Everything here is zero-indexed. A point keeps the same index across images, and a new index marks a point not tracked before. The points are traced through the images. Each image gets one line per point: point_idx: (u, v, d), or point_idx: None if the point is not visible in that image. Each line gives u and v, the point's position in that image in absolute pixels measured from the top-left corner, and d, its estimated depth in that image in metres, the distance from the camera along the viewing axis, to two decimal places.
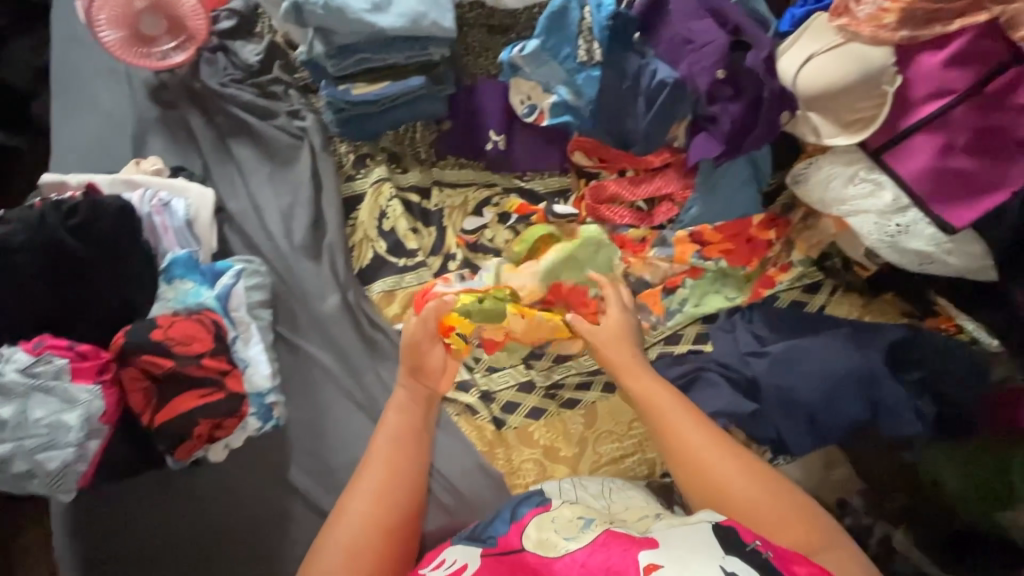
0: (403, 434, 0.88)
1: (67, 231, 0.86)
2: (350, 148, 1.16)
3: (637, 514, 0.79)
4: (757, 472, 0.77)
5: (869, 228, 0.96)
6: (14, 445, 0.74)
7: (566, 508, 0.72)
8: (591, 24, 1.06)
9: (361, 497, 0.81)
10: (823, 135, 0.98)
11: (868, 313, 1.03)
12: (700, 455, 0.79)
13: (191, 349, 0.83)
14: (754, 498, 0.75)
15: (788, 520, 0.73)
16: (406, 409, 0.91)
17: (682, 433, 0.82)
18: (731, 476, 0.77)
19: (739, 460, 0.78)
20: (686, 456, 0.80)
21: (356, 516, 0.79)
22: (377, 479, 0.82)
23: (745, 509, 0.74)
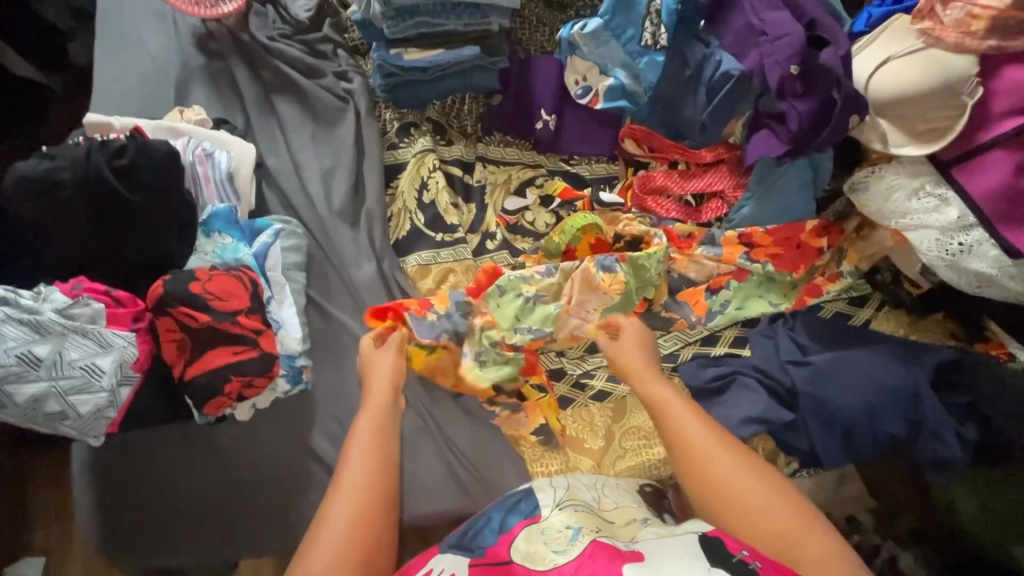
0: (379, 435, 0.82)
1: (112, 171, 0.84)
2: (395, 115, 1.13)
3: (624, 517, 0.76)
4: (753, 467, 0.74)
5: (928, 244, 0.91)
6: (49, 385, 0.73)
7: (556, 518, 0.72)
8: (659, 6, 1.00)
9: (344, 496, 0.74)
10: (891, 143, 0.94)
11: (914, 332, 0.99)
12: (696, 448, 0.77)
13: (227, 306, 0.81)
14: (748, 492, 0.72)
15: (774, 510, 0.70)
16: (385, 410, 0.86)
17: (680, 427, 0.80)
18: (725, 471, 0.74)
19: (736, 456, 0.75)
20: (681, 449, 0.78)
21: (340, 516, 0.72)
22: (358, 476, 0.76)
23: (737, 504, 0.71)
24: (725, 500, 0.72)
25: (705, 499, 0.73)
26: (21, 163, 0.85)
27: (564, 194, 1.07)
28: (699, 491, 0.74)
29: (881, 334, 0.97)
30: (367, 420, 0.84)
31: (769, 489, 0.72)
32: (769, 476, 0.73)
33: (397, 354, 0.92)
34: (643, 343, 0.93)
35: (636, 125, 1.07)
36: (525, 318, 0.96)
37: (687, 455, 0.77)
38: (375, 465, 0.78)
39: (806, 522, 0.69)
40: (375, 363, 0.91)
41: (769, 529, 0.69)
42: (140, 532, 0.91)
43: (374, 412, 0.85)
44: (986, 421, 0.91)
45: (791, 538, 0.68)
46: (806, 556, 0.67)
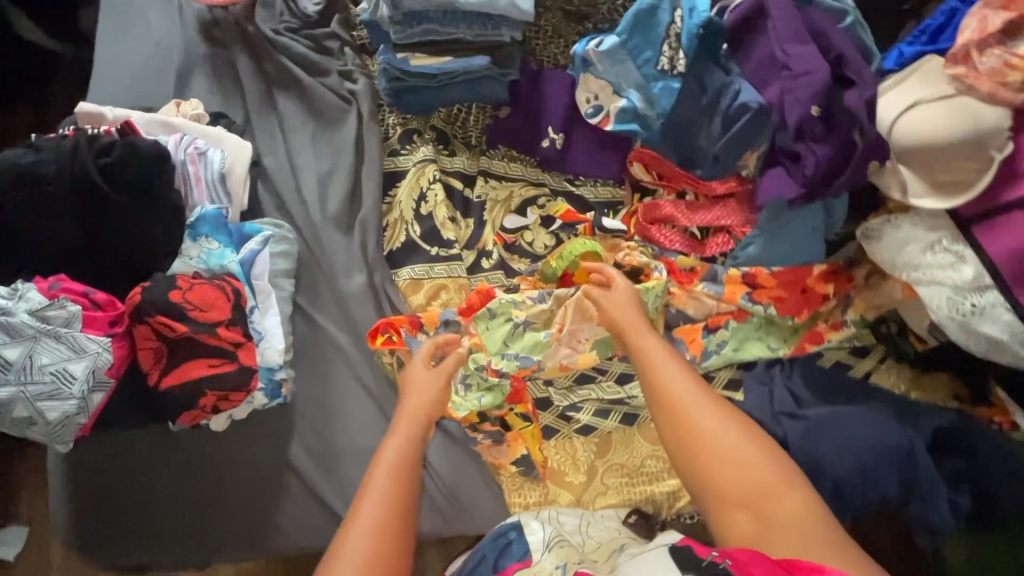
0: (402, 473, 0.76)
1: (96, 168, 0.82)
2: (399, 120, 1.09)
3: (606, 553, 0.80)
4: (737, 426, 0.75)
5: (939, 301, 0.87)
6: (17, 390, 0.72)
7: (546, 560, 0.75)
8: (680, 29, 0.96)
9: (359, 532, 0.70)
10: (910, 192, 0.90)
11: (917, 390, 0.95)
12: (683, 407, 0.77)
13: (207, 317, 0.79)
14: (730, 449, 0.73)
15: (756, 466, 0.72)
16: (416, 438, 0.81)
17: (668, 386, 0.79)
18: (710, 429, 0.74)
19: (721, 416, 0.76)
20: (666, 408, 0.77)
21: (356, 556, 0.68)
22: (376, 510, 0.72)
23: (718, 462, 0.73)
24: (708, 457, 0.73)
25: (689, 456, 0.74)
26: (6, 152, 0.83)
27: (565, 216, 1.03)
28: (682, 449, 0.75)
29: (880, 390, 0.94)
30: (394, 448, 0.78)
31: (750, 445, 0.74)
32: (753, 433, 0.75)
33: (441, 380, 0.87)
34: (632, 299, 0.89)
35: (645, 151, 1.03)
36: (514, 344, 0.94)
37: (674, 414, 0.77)
38: (399, 498, 0.74)
39: (785, 478, 0.72)
40: (411, 377, 0.87)
41: (749, 485, 0.71)
42: (108, 532, 0.90)
43: (400, 443, 0.79)
44: (980, 490, 0.88)
45: (768, 493, 0.71)
46: (782, 510, 0.69)
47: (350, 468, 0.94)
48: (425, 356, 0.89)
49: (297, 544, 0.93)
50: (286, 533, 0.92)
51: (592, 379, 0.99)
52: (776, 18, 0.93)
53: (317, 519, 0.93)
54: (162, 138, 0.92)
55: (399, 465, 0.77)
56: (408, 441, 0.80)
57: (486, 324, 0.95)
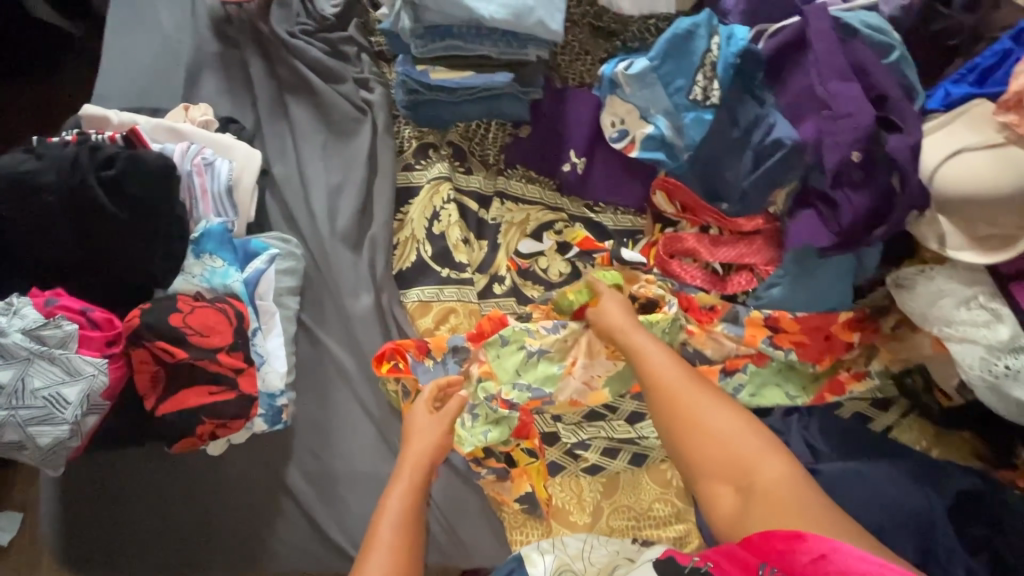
0: (405, 528, 0.74)
1: (98, 180, 0.79)
2: (414, 133, 1.05)
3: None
4: (722, 402, 0.73)
5: (970, 360, 0.83)
6: (8, 414, 0.69)
7: None
8: (716, 59, 0.92)
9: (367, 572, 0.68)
10: (948, 244, 0.86)
11: (937, 446, 0.93)
12: (669, 385, 0.75)
13: (209, 342, 0.77)
14: (710, 419, 0.71)
15: (737, 435, 0.69)
16: (419, 487, 0.79)
17: (654, 367, 0.78)
18: (692, 403, 0.73)
19: (705, 392, 0.74)
20: (652, 387, 0.76)
21: None
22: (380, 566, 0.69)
23: (700, 436, 0.70)
24: (692, 431, 0.71)
25: (671, 431, 0.73)
26: (4, 158, 0.80)
27: (584, 242, 0.99)
28: (666, 426, 0.73)
29: (900, 445, 0.91)
30: (396, 499, 0.77)
31: (735, 417, 0.71)
32: (736, 406, 0.72)
33: (438, 422, 0.85)
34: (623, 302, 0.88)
35: (672, 180, 0.98)
36: (525, 375, 0.91)
37: (659, 394, 0.75)
38: (404, 549, 0.71)
39: (769, 449, 0.68)
40: (413, 427, 0.84)
41: (733, 456, 0.68)
42: (102, 548, 0.89)
43: (400, 494, 0.77)
44: (1001, 559, 0.82)
45: (749, 462, 0.67)
46: (762, 477, 0.66)
47: (347, 495, 0.91)
48: (426, 400, 0.86)
49: (290, 569, 0.90)
50: (279, 559, 0.90)
51: (602, 416, 0.96)
52: (818, 51, 0.88)
53: (311, 546, 0.90)
54: (169, 146, 0.89)
55: (400, 517, 0.75)
56: (406, 495, 0.78)
57: (498, 355, 0.92)
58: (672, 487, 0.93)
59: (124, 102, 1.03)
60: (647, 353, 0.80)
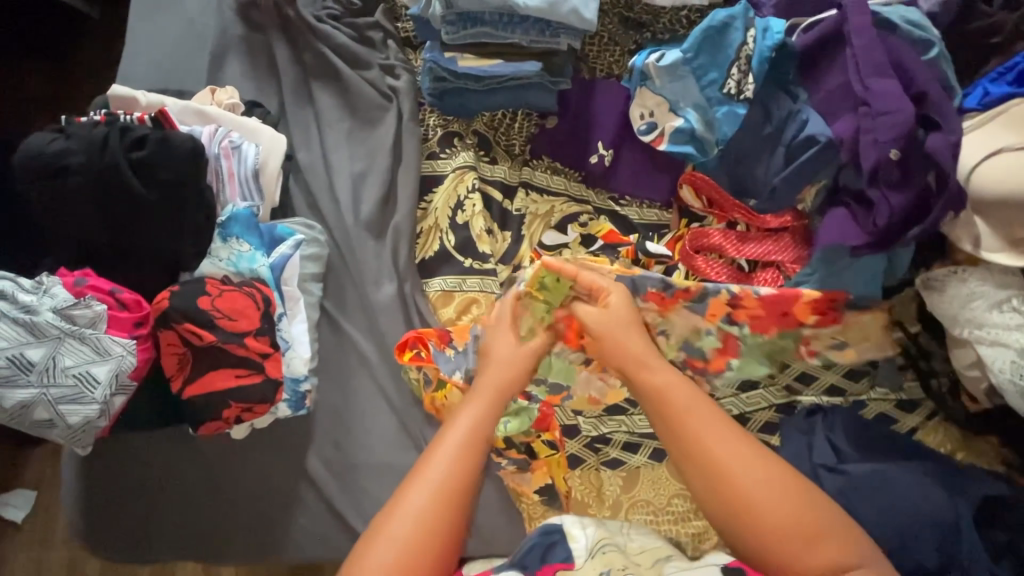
0: (451, 490, 0.67)
1: (127, 161, 0.78)
2: (440, 121, 1.04)
3: (651, 558, 0.72)
4: (785, 483, 0.66)
5: (1001, 364, 0.82)
6: (39, 392, 0.70)
7: (589, 566, 0.71)
8: (751, 52, 0.90)
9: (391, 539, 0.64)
10: (983, 246, 0.85)
11: (962, 450, 0.92)
12: (720, 465, 0.68)
13: (237, 326, 0.77)
14: (770, 504, 0.65)
15: (801, 524, 0.64)
16: (489, 415, 0.75)
17: (702, 438, 0.70)
18: (754, 490, 0.66)
19: (765, 471, 0.67)
20: (703, 466, 0.69)
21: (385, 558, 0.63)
22: (396, 548, 0.64)
23: (764, 526, 0.65)
24: (758, 527, 0.65)
25: (732, 524, 0.67)
26: (34, 136, 0.80)
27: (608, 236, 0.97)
28: (725, 519, 0.67)
29: (925, 449, 0.90)
30: (467, 420, 0.73)
31: (802, 502, 0.65)
32: (794, 483, 0.66)
33: (519, 355, 0.81)
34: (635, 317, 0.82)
35: (711, 179, 0.96)
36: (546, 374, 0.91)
37: (712, 475, 0.68)
38: (442, 516, 0.66)
39: (842, 533, 0.64)
40: (495, 348, 0.82)
41: (811, 558, 0.63)
42: (125, 529, 0.89)
43: (453, 447, 0.70)
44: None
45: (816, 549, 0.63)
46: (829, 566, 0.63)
47: (365, 484, 0.90)
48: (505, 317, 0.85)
49: (308, 556, 0.91)
50: (297, 545, 0.90)
51: (623, 411, 0.95)
52: (857, 47, 0.86)
53: (329, 534, 0.90)
54: (197, 128, 0.88)
55: (447, 478, 0.68)
56: (457, 455, 0.70)
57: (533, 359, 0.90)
58: None
59: (148, 84, 1.03)
60: (685, 411, 0.72)
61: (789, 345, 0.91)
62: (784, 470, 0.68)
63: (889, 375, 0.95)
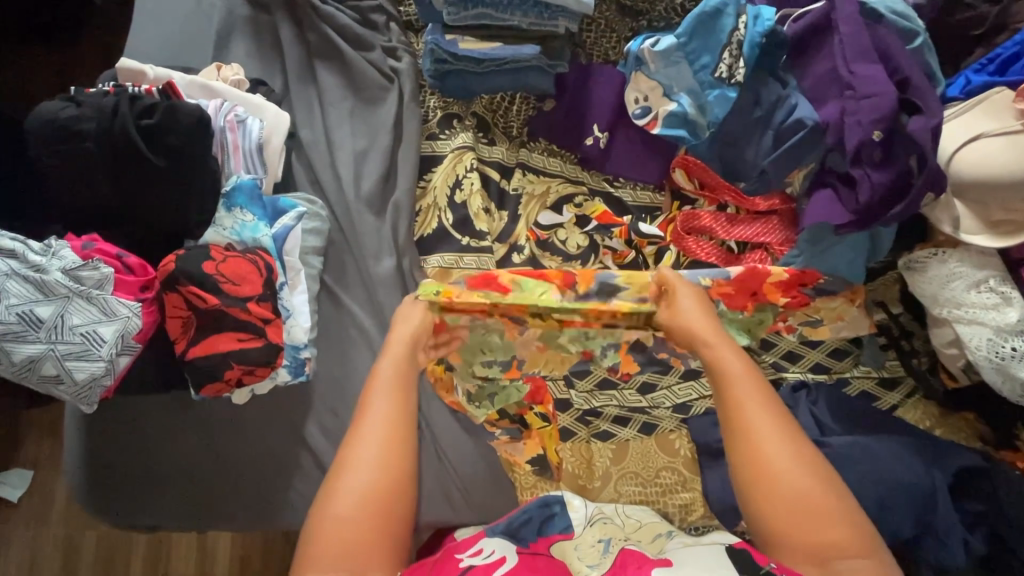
0: (396, 439, 0.69)
1: (137, 130, 0.81)
2: (440, 103, 1.07)
3: (650, 534, 0.79)
4: (803, 464, 0.67)
5: (978, 342, 0.86)
6: (47, 348, 0.74)
7: (588, 533, 0.77)
8: (743, 37, 0.93)
9: (348, 486, 0.67)
10: (962, 228, 0.88)
11: (940, 426, 0.96)
12: (756, 437, 0.68)
13: (239, 291, 0.81)
14: (792, 480, 0.66)
15: (818, 502, 0.65)
16: (405, 359, 0.75)
17: (742, 410, 0.69)
18: (782, 464, 0.66)
19: (796, 453, 0.67)
20: (735, 429, 0.69)
21: (350, 501, 0.66)
22: (346, 508, 0.66)
23: (788, 500, 0.66)
24: (774, 500, 0.66)
25: (747, 492, 0.67)
26: (46, 104, 0.82)
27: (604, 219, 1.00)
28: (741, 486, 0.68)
29: (906, 424, 0.93)
30: (388, 365, 0.74)
31: (820, 484, 0.66)
32: (815, 460, 0.67)
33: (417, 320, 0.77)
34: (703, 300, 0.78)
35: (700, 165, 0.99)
36: (489, 353, 0.84)
37: (744, 439, 0.68)
38: (389, 472, 0.68)
39: (850, 519, 0.65)
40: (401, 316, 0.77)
41: (817, 538, 0.64)
42: (126, 491, 0.91)
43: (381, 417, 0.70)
44: (998, 535, 0.85)
45: (828, 524, 0.65)
46: (838, 542, 0.64)
47: None
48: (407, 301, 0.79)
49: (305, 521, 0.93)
50: (293, 510, 0.92)
51: (616, 387, 0.98)
52: (844, 34, 0.90)
53: None
54: (203, 102, 0.91)
55: (387, 428, 0.69)
56: (389, 405, 0.71)
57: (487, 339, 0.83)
58: (680, 457, 0.95)
59: (153, 60, 1.04)
60: (731, 382, 0.71)
61: (767, 319, 0.91)
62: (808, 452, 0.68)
63: (873, 355, 0.97)
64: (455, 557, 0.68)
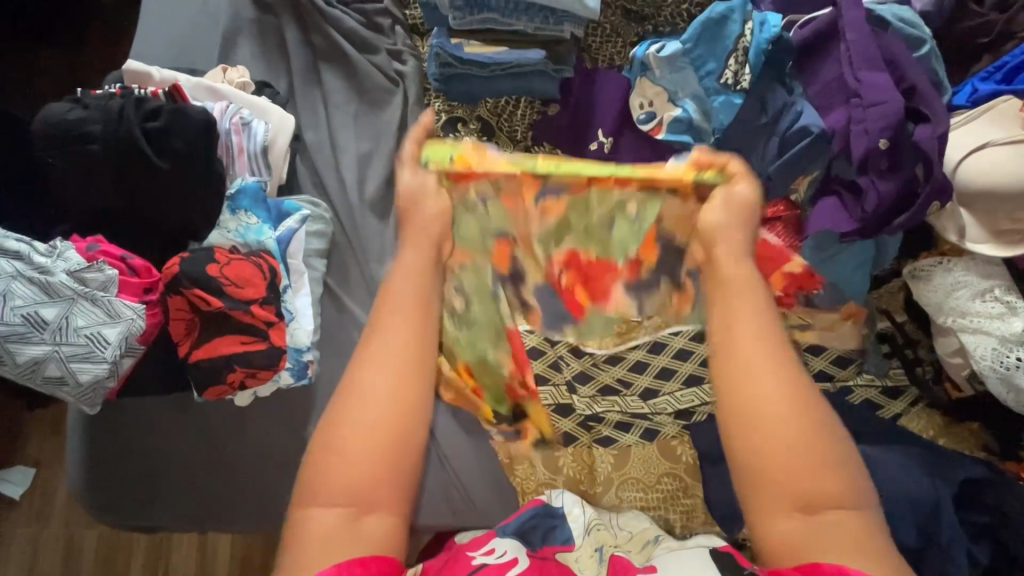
0: (410, 365, 0.59)
1: (143, 132, 0.82)
2: (444, 107, 1.07)
3: (639, 543, 0.80)
4: (792, 394, 0.57)
5: (983, 351, 0.85)
6: (51, 349, 0.74)
7: (585, 543, 0.78)
8: (749, 44, 0.92)
9: (360, 410, 0.57)
10: (967, 237, 0.88)
11: (942, 436, 0.95)
12: (751, 366, 0.58)
13: (243, 294, 0.81)
14: (779, 420, 0.57)
15: (803, 443, 0.56)
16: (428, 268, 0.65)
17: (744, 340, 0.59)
18: (773, 400, 0.57)
19: (790, 392, 0.57)
20: (731, 350, 0.60)
21: (362, 427, 0.57)
22: (357, 433, 0.56)
23: (773, 436, 0.56)
24: (755, 432, 0.57)
25: (728, 416, 0.58)
26: (52, 106, 0.83)
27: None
28: (720, 406, 0.59)
29: (909, 433, 0.93)
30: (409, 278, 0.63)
31: (808, 426, 0.56)
32: (808, 403, 0.57)
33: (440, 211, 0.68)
34: (732, 205, 0.67)
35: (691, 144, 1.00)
36: (484, 230, 0.75)
37: (734, 365, 0.59)
38: (405, 402, 0.58)
39: (840, 462, 0.57)
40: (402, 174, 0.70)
41: (799, 486, 0.55)
42: (128, 492, 0.91)
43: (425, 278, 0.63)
44: (1000, 545, 0.85)
45: (814, 472, 0.55)
46: (823, 492, 0.55)
47: None
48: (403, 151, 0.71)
49: None
50: None
51: (616, 392, 0.96)
52: (850, 42, 0.90)
53: None
54: (209, 104, 0.91)
55: (404, 352, 0.59)
56: (407, 322, 0.61)
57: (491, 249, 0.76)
58: (681, 463, 0.95)
59: (160, 62, 1.05)
60: (742, 309, 0.61)
61: None
62: (805, 388, 0.58)
63: (876, 363, 0.97)
64: (467, 555, 0.66)
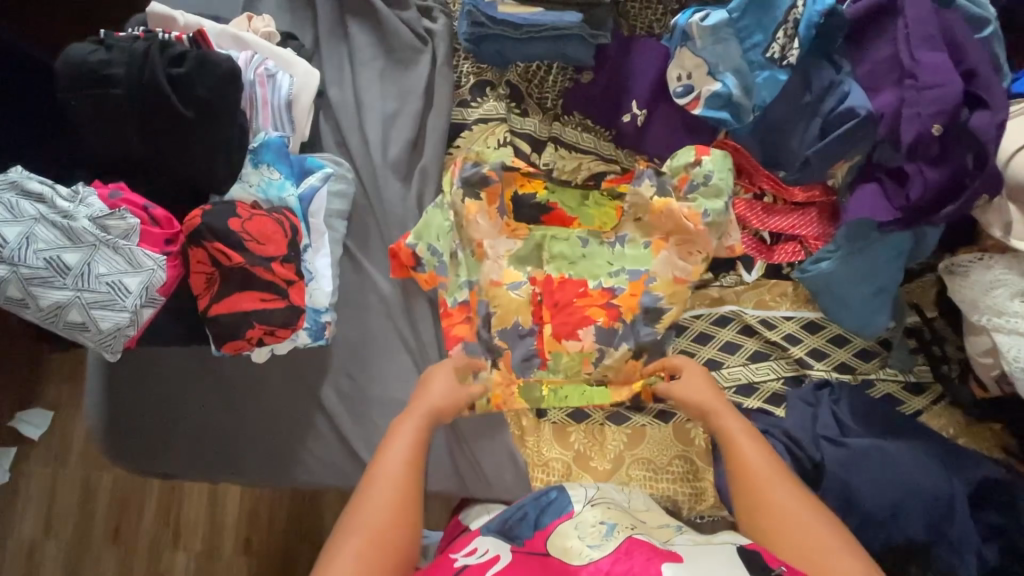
0: (407, 481, 0.74)
1: (167, 78, 0.80)
2: (474, 69, 1.02)
3: (657, 520, 0.77)
4: (801, 507, 0.72)
5: (1016, 352, 0.82)
6: (73, 295, 0.74)
7: (589, 513, 0.71)
8: (800, 16, 0.88)
9: (356, 525, 0.69)
10: (1014, 233, 0.84)
11: (965, 436, 0.93)
12: (755, 473, 0.76)
13: (264, 250, 0.81)
14: (795, 522, 0.70)
15: (817, 533, 0.68)
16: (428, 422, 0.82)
17: (745, 465, 0.77)
18: (780, 501, 0.72)
19: (788, 493, 0.73)
20: (739, 476, 0.77)
21: (360, 524, 0.69)
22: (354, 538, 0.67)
23: (789, 536, 0.69)
24: (776, 537, 0.70)
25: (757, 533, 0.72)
26: (75, 46, 0.81)
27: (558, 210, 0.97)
28: (752, 529, 0.73)
29: (929, 430, 0.91)
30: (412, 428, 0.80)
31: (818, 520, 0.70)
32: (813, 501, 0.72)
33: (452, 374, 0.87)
34: (700, 376, 0.88)
35: (704, 229, 0.91)
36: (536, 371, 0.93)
37: (746, 490, 0.75)
38: (399, 509, 0.71)
39: (853, 544, 0.68)
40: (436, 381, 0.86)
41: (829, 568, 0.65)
42: (145, 440, 0.93)
43: (409, 436, 0.78)
44: (1012, 548, 0.84)
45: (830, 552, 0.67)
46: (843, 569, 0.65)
47: (375, 418, 0.92)
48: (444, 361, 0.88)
49: (317, 481, 0.94)
50: (305, 470, 0.93)
51: None
52: (910, 18, 0.85)
53: (337, 461, 0.93)
54: (233, 53, 0.89)
55: (403, 470, 0.75)
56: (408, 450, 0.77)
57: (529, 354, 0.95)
58: (694, 446, 0.95)
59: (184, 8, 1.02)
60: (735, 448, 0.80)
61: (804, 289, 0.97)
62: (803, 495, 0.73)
63: (901, 358, 0.95)
64: (450, 557, 0.68)
